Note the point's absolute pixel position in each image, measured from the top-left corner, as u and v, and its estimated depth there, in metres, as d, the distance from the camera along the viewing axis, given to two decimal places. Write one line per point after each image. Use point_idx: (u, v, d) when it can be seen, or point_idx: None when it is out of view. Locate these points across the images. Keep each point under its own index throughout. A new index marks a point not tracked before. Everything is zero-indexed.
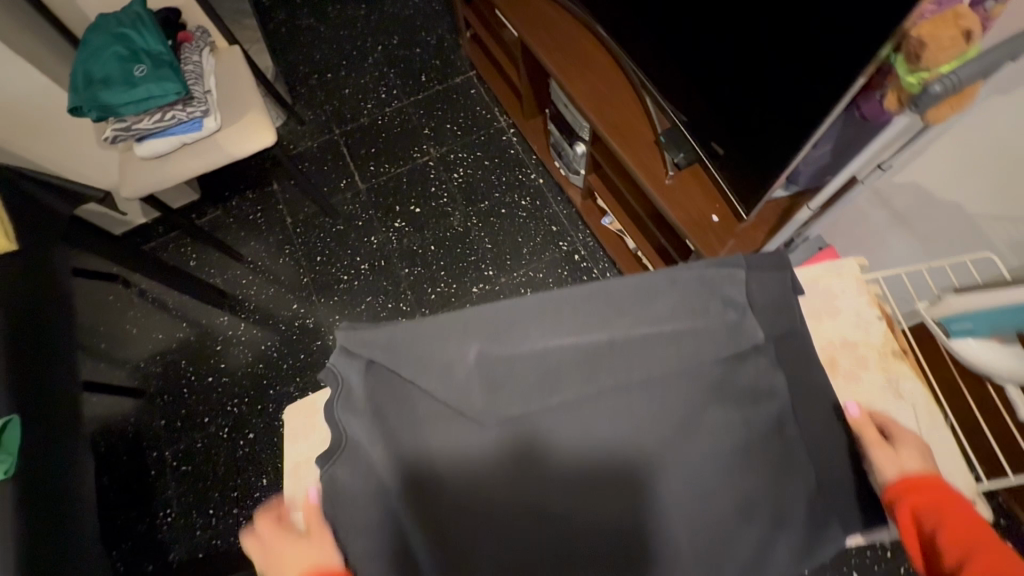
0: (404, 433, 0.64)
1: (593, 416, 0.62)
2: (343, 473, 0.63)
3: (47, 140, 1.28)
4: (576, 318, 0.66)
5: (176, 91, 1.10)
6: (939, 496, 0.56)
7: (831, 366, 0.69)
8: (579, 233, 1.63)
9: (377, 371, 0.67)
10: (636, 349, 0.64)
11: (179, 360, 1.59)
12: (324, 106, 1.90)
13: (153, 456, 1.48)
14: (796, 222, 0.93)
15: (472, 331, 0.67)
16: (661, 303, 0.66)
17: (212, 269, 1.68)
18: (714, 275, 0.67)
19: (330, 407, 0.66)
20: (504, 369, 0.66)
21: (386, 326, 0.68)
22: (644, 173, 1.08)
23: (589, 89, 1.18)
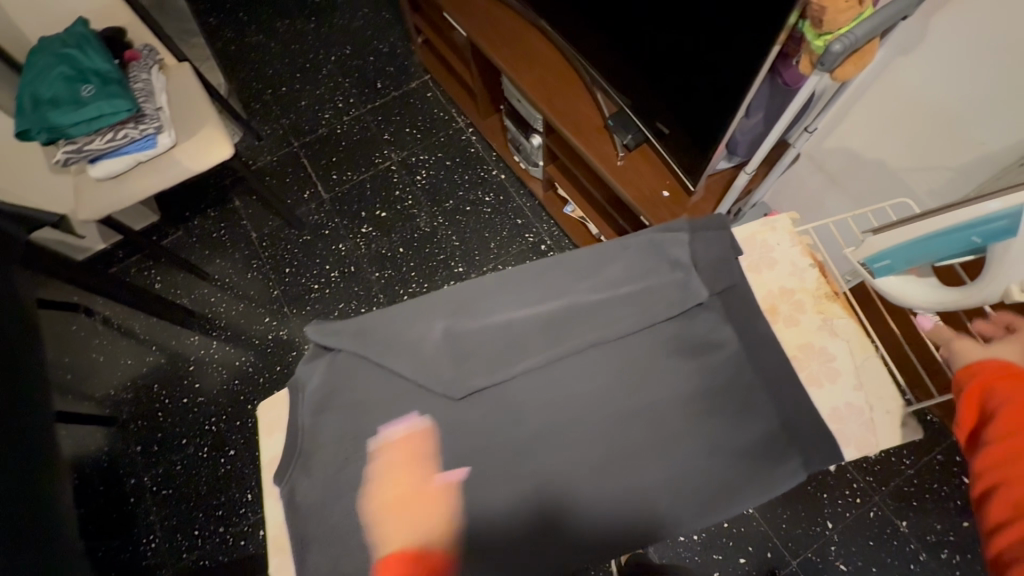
0: (375, 418, 0.66)
1: (554, 377, 0.68)
2: (317, 462, 0.65)
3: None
4: (533, 291, 0.71)
5: (127, 107, 1.10)
6: (1012, 378, 0.62)
7: (772, 313, 0.70)
8: (544, 224, 1.66)
9: (343, 359, 0.68)
10: (591, 311, 0.69)
11: (151, 384, 1.56)
12: (280, 119, 1.90)
13: (131, 483, 1.45)
14: (736, 189, 0.99)
15: (438, 309, 0.70)
16: (611, 268, 0.71)
17: (178, 289, 1.67)
18: (661, 239, 0.71)
19: (295, 410, 0.67)
20: (467, 344, 0.69)
21: (353, 317, 0.70)
22: (597, 156, 1.13)
23: (538, 80, 1.23)
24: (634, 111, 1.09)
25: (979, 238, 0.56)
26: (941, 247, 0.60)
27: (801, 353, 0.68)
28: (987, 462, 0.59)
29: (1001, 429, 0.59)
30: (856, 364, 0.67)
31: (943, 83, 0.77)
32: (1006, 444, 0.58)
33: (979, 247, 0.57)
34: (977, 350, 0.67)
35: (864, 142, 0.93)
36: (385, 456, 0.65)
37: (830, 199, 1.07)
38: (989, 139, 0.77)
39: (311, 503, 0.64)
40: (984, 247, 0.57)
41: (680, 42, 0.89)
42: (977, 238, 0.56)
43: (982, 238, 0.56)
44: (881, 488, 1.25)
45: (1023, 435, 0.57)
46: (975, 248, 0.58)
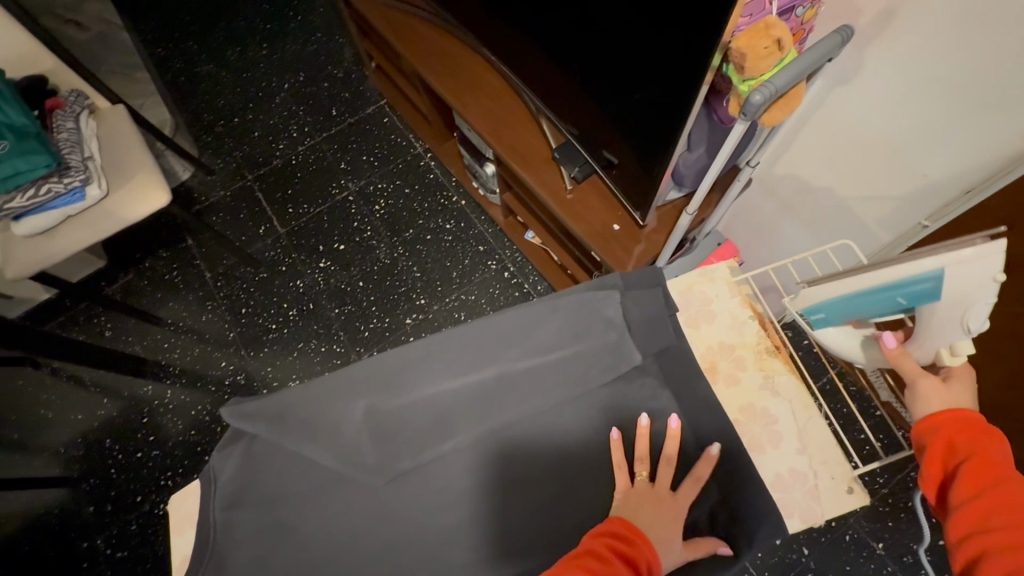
0: (294, 506, 0.73)
1: (476, 453, 0.75)
2: (230, 559, 0.70)
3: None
4: (453, 365, 0.74)
5: (45, 162, 1.06)
6: (976, 433, 0.60)
7: (712, 372, 0.72)
8: (506, 250, 1.63)
9: (262, 444, 0.73)
10: (510, 387, 0.74)
11: (103, 439, 1.49)
12: (233, 152, 1.84)
13: (84, 546, 1.38)
14: (681, 228, 0.96)
15: (356, 389, 0.73)
16: (543, 330, 0.74)
17: (130, 336, 1.60)
18: (592, 298, 0.74)
19: (208, 505, 0.72)
20: (387, 422, 0.73)
21: (268, 398, 0.72)
22: (546, 190, 1.10)
23: (484, 111, 1.19)
24: (580, 142, 1.06)
25: (905, 298, 0.62)
26: (871, 303, 0.65)
27: (742, 416, 0.70)
28: (962, 531, 0.56)
29: (973, 489, 0.57)
30: (800, 426, 0.68)
31: (882, 113, 0.75)
32: (981, 508, 0.56)
33: (906, 306, 0.64)
34: (943, 394, 0.63)
35: (811, 170, 0.91)
36: (306, 544, 0.72)
37: (785, 225, 1.04)
38: (932, 168, 0.75)
39: None
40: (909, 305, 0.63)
41: (623, 78, 0.86)
42: (903, 299, 0.63)
43: (909, 299, 0.62)
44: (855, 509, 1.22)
45: (995, 498, 0.56)
46: (901, 306, 0.64)
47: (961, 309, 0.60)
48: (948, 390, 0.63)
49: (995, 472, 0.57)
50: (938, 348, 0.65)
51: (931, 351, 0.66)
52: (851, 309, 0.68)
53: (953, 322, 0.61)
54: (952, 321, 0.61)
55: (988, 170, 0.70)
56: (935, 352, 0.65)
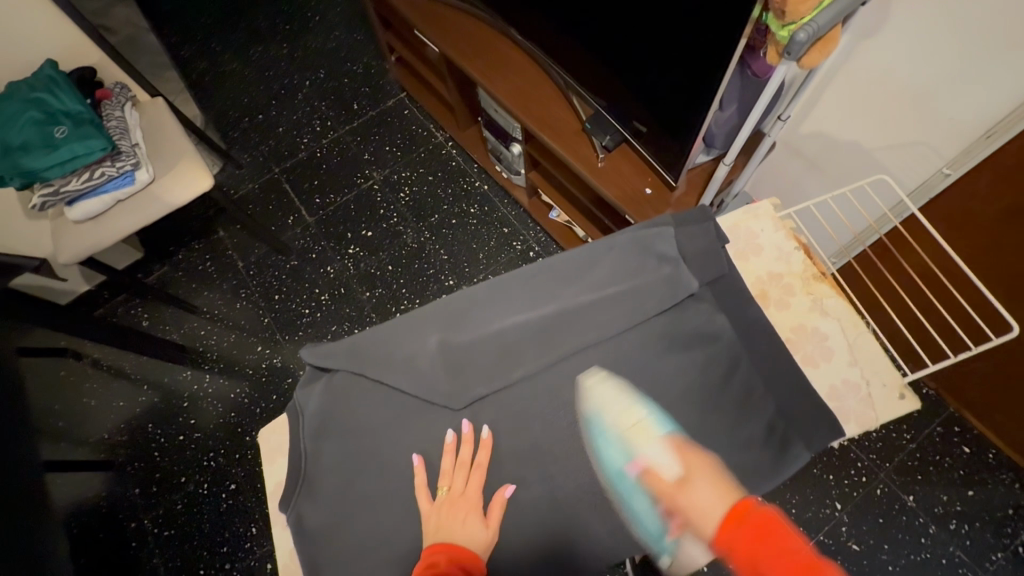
0: (375, 440, 0.73)
1: (548, 381, 0.73)
2: (320, 486, 0.72)
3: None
4: (522, 300, 0.77)
5: (101, 147, 1.11)
6: (768, 532, 0.54)
7: (763, 298, 0.81)
8: (531, 231, 1.68)
9: (337, 380, 0.75)
10: (578, 317, 0.75)
11: (146, 424, 1.53)
12: (259, 146, 1.89)
13: (132, 527, 1.42)
14: (717, 180, 0.99)
15: (431, 325, 0.77)
16: (601, 267, 0.78)
17: (168, 325, 1.65)
18: (645, 235, 0.79)
19: (296, 436, 0.75)
20: (464, 352, 0.75)
21: (343, 340, 0.77)
22: (577, 158, 1.15)
23: (512, 87, 1.24)
24: (610, 112, 1.11)
25: (601, 425, 0.68)
26: (627, 496, 0.65)
27: (793, 335, 0.79)
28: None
29: None
30: (849, 340, 0.77)
31: (904, 63, 0.80)
32: None
33: (609, 432, 0.67)
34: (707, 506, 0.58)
35: (836, 125, 0.96)
36: (390, 473, 0.72)
37: (809, 183, 1.10)
38: (957, 111, 0.79)
39: (322, 523, 0.71)
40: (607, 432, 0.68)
41: (654, 41, 0.91)
42: (603, 428, 0.68)
43: (609, 460, 0.67)
44: (884, 464, 1.26)
45: None
46: (613, 432, 0.67)
47: (602, 417, 0.68)
48: (697, 491, 0.59)
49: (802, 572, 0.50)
50: (644, 439, 0.65)
51: (652, 446, 0.65)
52: (641, 525, 0.65)
53: (620, 417, 0.67)
54: (615, 422, 0.67)
55: (1011, 112, 0.74)
56: (648, 439, 0.65)
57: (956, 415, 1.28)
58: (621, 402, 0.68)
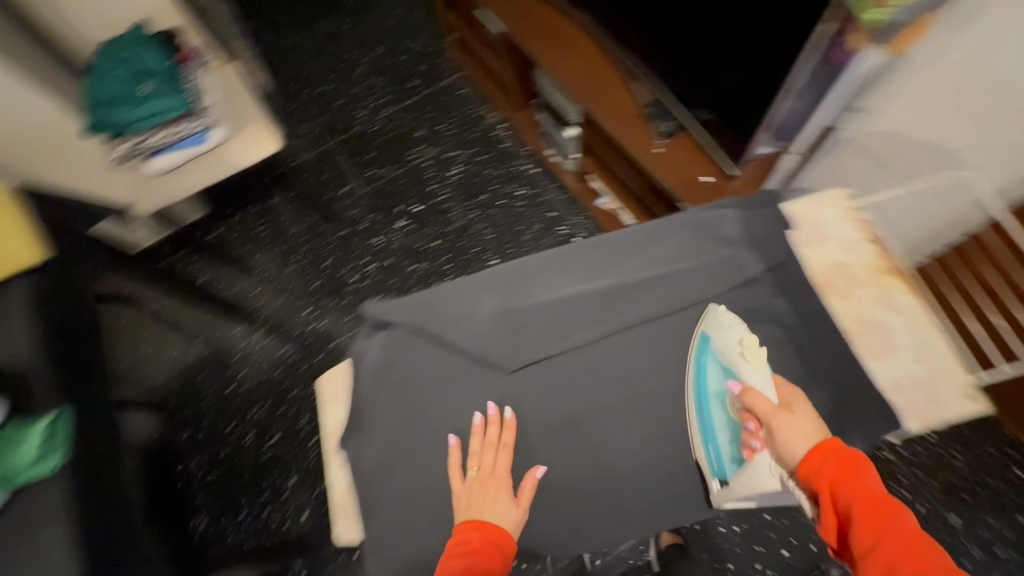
0: (433, 393, 0.80)
1: (606, 347, 0.82)
2: (376, 430, 0.78)
3: (49, 162, 1.24)
4: (583, 272, 0.83)
5: (177, 104, 1.21)
6: (852, 470, 0.60)
7: (828, 287, 0.82)
8: (576, 217, 1.68)
9: (395, 336, 0.80)
10: (632, 293, 0.83)
11: (197, 374, 1.62)
12: (317, 118, 1.95)
13: (180, 468, 1.51)
14: (783, 168, 1.05)
15: (492, 289, 0.82)
16: (663, 244, 0.84)
17: (223, 282, 1.72)
18: (713, 217, 0.84)
19: (356, 386, 0.79)
20: (525, 314, 0.82)
21: (403, 296, 0.82)
22: (634, 144, 1.14)
23: (573, 71, 1.24)
24: (670, 100, 1.11)
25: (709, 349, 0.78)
26: (708, 409, 0.75)
27: (857, 326, 0.79)
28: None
29: (864, 534, 0.55)
30: (912, 332, 0.78)
31: (997, 60, 0.76)
32: (885, 550, 0.53)
33: (717, 356, 0.76)
34: (795, 433, 0.65)
35: (910, 123, 0.93)
36: (450, 422, 0.79)
37: (876, 182, 1.07)
38: None
39: (377, 468, 0.77)
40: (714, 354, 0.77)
41: (732, 26, 0.90)
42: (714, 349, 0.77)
43: (710, 377, 0.76)
44: (929, 480, 1.22)
45: (884, 546, 0.54)
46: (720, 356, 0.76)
47: (718, 341, 0.77)
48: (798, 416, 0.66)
49: (873, 503, 0.57)
50: (754, 366, 0.72)
51: (759, 376, 0.72)
52: (715, 438, 0.74)
53: (733, 346, 0.75)
54: (729, 343, 0.75)
55: None
56: (757, 369, 0.72)
57: (1011, 438, 1.22)
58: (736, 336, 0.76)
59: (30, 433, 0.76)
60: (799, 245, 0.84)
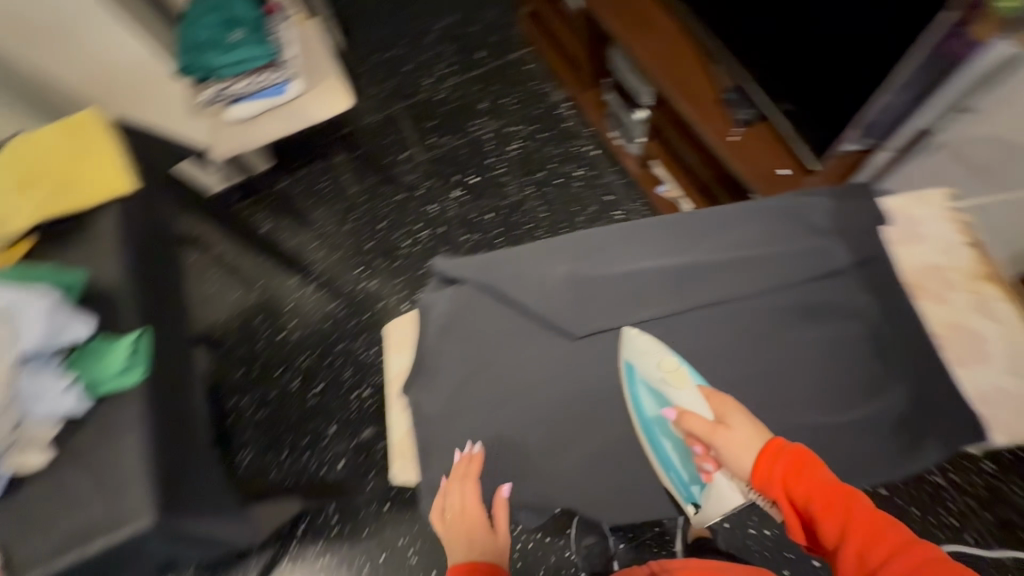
0: (497, 350, 0.84)
1: (670, 325, 0.83)
2: (438, 377, 0.86)
3: (139, 101, 1.30)
4: (652, 249, 0.85)
5: (267, 53, 1.25)
6: (801, 465, 0.60)
7: (919, 290, 0.84)
8: (634, 203, 1.66)
9: (465, 292, 0.87)
10: (707, 273, 0.83)
11: (253, 318, 1.70)
12: (385, 82, 1.97)
13: (230, 403, 1.59)
14: (874, 164, 1.01)
15: (563, 255, 0.86)
16: (738, 229, 0.85)
17: (283, 234, 1.79)
18: (797, 205, 0.85)
19: (422, 333, 0.88)
20: (592, 283, 0.84)
21: (475, 256, 0.87)
22: (712, 129, 1.11)
23: (653, 48, 1.20)
24: (757, 86, 1.08)
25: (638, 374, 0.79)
26: (656, 439, 0.76)
27: (948, 331, 0.81)
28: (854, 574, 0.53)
29: (832, 531, 0.55)
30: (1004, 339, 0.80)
31: None
32: (854, 543, 0.53)
33: (644, 382, 0.78)
34: (739, 447, 0.65)
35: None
36: (508, 380, 0.83)
37: (970, 190, 1.01)
38: None
39: (437, 411, 0.85)
40: (641, 380, 0.78)
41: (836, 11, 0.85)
42: (642, 375, 0.78)
43: (643, 407, 0.77)
44: (983, 512, 1.17)
45: (852, 538, 0.54)
46: (649, 382, 0.77)
47: (642, 364, 0.79)
48: (733, 428, 0.67)
49: (829, 495, 0.57)
50: (681, 386, 0.75)
51: (684, 393, 0.74)
52: (673, 469, 0.74)
53: (656, 368, 0.77)
54: (651, 368, 0.78)
55: None
56: (681, 387, 0.75)
57: None
58: (658, 352, 0.79)
59: (115, 350, 0.81)
60: (892, 242, 0.86)
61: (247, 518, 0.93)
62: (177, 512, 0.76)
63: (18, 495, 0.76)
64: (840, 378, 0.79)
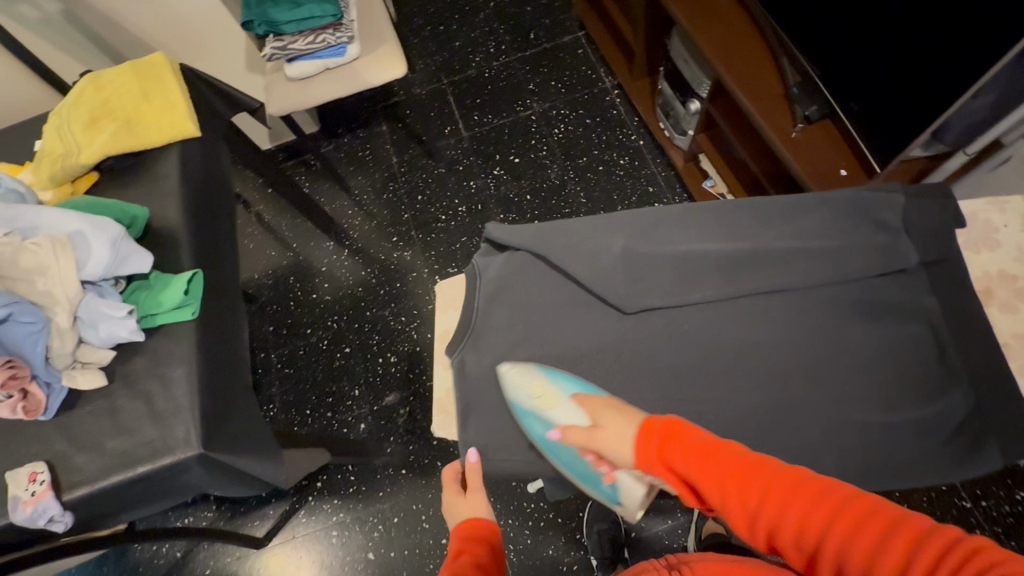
0: (546, 317, 0.87)
1: (719, 311, 0.83)
2: (483, 339, 0.88)
3: (199, 50, 1.34)
4: (707, 233, 0.85)
5: (333, 13, 1.24)
6: (672, 435, 0.59)
7: (988, 296, 0.86)
8: (676, 197, 1.64)
9: (519, 258, 0.90)
10: (765, 261, 0.82)
11: (287, 277, 1.73)
12: (435, 56, 1.97)
13: (260, 356, 1.64)
14: (947, 169, 0.98)
15: (618, 231, 0.87)
16: (796, 222, 0.84)
17: (323, 197, 1.82)
18: (860, 203, 0.83)
19: (469, 296, 0.90)
20: (643, 263, 0.85)
21: (532, 224, 0.88)
22: (771, 123, 1.09)
23: (716, 36, 1.17)
24: (825, 80, 1.04)
25: (521, 396, 0.79)
26: (558, 453, 0.74)
27: (1014, 342, 0.83)
28: (741, 520, 0.53)
29: (715, 495, 0.55)
30: None
31: None
32: (735, 497, 0.53)
33: (526, 405, 0.78)
34: (616, 444, 0.64)
35: None
36: (555, 346, 0.86)
37: None
38: None
39: (477, 373, 0.87)
40: (524, 404, 0.78)
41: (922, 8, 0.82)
42: (521, 397, 0.79)
43: (535, 429, 0.77)
44: (1009, 542, 1.14)
45: (731, 492, 0.54)
46: (532, 405, 0.78)
47: (521, 393, 0.79)
48: (606, 427, 0.66)
49: (701, 457, 0.56)
50: (554, 404, 0.75)
51: (559, 408, 0.74)
52: (582, 476, 0.72)
53: (532, 392, 0.78)
54: (527, 394, 0.78)
55: None
56: (555, 403, 0.75)
57: None
58: (534, 378, 0.80)
59: (172, 285, 0.84)
60: (963, 246, 0.89)
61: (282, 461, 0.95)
62: (219, 446, 0.79)
63: (70, 416, 0.80)
64: (887, 383, 0.78)
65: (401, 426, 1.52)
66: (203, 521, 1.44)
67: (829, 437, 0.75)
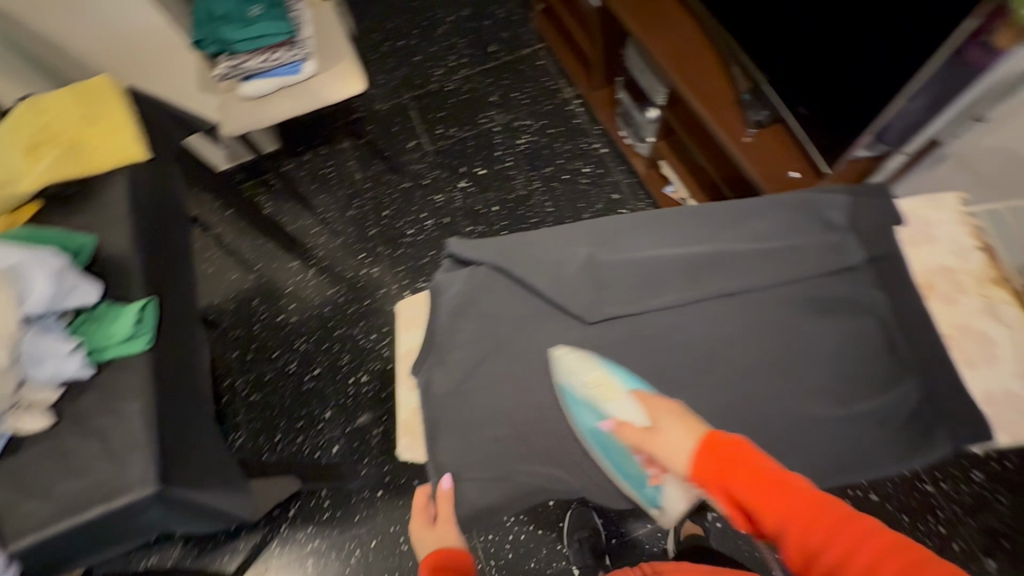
0: (512, 331, 0.86)
1: (683, 315, 0.84)
2: (449, 356, 0.87)
3: (144, 70, 1.30)
4: (666, 240, 0.88)
5: (286, 31, 1.25)
6: (733, 457, 0.58)
7: (931, 289, 0.90)
8: (639, 202, 1.67)
9: (480, 273, 0.89)
10: (722, 265, 0.85)
11: (251, 299, 1.68)
12: (395, 70, 1.97)
13: (225, 383, 1.58)
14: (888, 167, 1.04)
15: (582, 241, 0.89)
16: (748, 227, 0.88)
17: (285, 216, 1.78)
18: (807, 205, 0.87)
19: (435, 313, 0.90)
20: (605, 271, 0.87)
21: (496, 240, 0.90)
22: (724, 129, 1.12)
23: (668, 46, 1.21)
24: (772, 87, 1.08)
25: (574, 386, 0.80)
26: (605, 446, 0.77)
27: (957, 332, 0.87)
28: (797, 557, 0.51)
29: (772, 525, 0.54)
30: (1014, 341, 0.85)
31: None
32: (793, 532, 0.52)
33: (577, 396, 0.79)
34: (667, 448, 0.64)
35: None
36: (522, 360, 0.85)
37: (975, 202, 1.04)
38: None
39: (445, 392, 0.86)
40: (574, 394, 0.79)
41: (855, 18, 0.87)
42: (574, 387, 0.80)
43: (585, 420, 0.79)
44: (969, 520, 1.19)
45: (789, 527, 0.52)
46: (584, 399, 0.79)
47: (573, 381, 0.80)
48: (663, 431, 0.66)
49: (758, 484, 0.55)
50: (610, 397, 0.76)
51: (619, 403, 0.75)
52: (626, 472, 0.77)
53: (586, 380, 0.79)
54: (579, 382, 0.79)
55: None
56: (614, 398, 0.75)
57: None
58: (587, 365, 0.80)
59: (122, 316, 0.81)
60: (905, 243, 0.93)
61: (249, 492, 0.92)
62: (179, 482, 0.75)
63: (14, 461, 0.75)
64: (846, 377, 0.80)
65: (376, 447, 1.49)
66: (168, 561, 1.37)
67: (793, 433, 0.77)
